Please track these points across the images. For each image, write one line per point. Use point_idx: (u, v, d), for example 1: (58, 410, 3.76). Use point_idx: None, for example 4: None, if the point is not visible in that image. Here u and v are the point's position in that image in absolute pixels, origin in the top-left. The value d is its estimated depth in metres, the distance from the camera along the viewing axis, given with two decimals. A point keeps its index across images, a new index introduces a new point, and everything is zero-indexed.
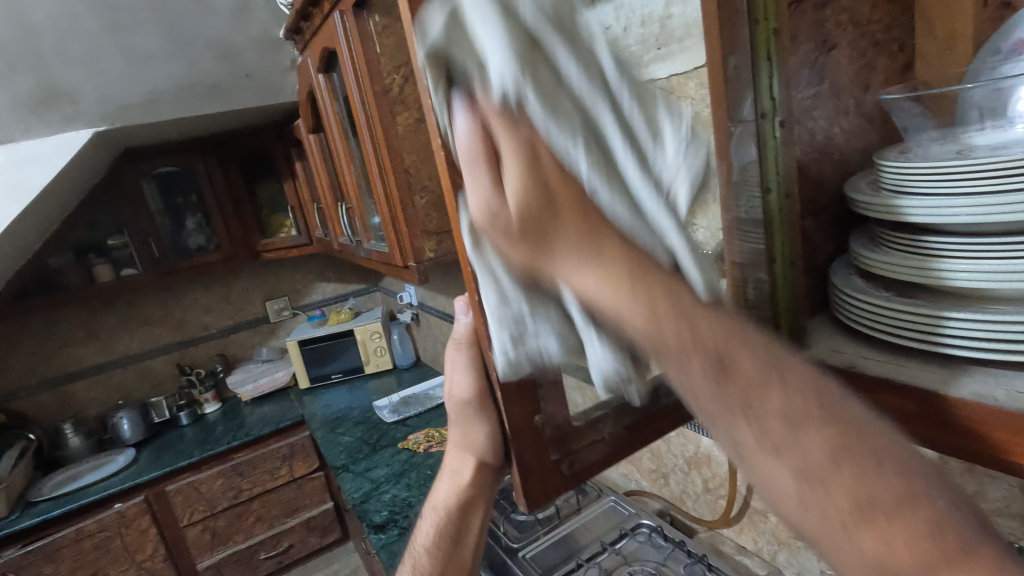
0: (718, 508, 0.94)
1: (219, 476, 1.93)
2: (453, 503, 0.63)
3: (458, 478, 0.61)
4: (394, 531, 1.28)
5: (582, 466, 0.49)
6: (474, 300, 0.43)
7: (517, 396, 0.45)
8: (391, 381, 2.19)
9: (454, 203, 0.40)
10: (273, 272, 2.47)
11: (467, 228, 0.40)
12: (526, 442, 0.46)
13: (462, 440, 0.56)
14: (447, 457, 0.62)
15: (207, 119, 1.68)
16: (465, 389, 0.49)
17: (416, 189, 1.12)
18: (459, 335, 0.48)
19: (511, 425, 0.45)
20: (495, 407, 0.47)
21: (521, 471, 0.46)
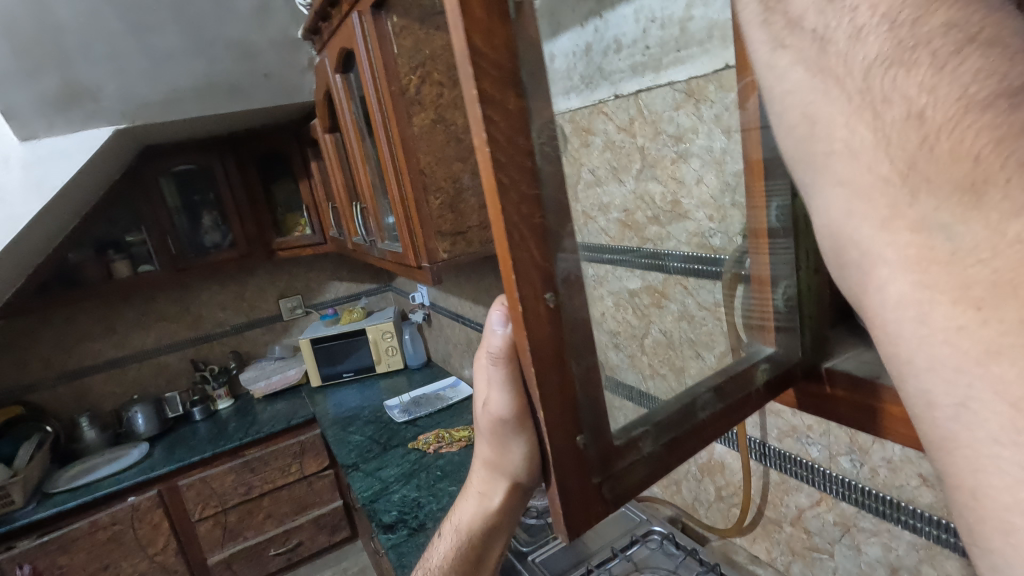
0: (731, 517, 0.93)
1: (231, 472, 1.95)
2: (477, 527, 0.59)
3: (487, 502, 0.57)
4: (403, 532, 1.28)
5: (620, 488, 0.49)
6: (519, 314, 0.40)
7: (562, 415, 0.44)
8: (402, 380, 2.20)
9: (498, 202, 0.38)
10: (288, 270, 2.49)
11: (513, 236, 0.39)
12: (570, 469, 0.45)
13: (489, 465, 0.54)
14: (476, 478, 0.58)
15: (227, 117, 1.69)
16: (502, 411, 0.46)
17: (431, 190, 1.12)
18: (495, 352, 0.45)
19: (555, 452, 0.44)
20: (537, 432, 0.45)
21: (565, 498, 0.45)
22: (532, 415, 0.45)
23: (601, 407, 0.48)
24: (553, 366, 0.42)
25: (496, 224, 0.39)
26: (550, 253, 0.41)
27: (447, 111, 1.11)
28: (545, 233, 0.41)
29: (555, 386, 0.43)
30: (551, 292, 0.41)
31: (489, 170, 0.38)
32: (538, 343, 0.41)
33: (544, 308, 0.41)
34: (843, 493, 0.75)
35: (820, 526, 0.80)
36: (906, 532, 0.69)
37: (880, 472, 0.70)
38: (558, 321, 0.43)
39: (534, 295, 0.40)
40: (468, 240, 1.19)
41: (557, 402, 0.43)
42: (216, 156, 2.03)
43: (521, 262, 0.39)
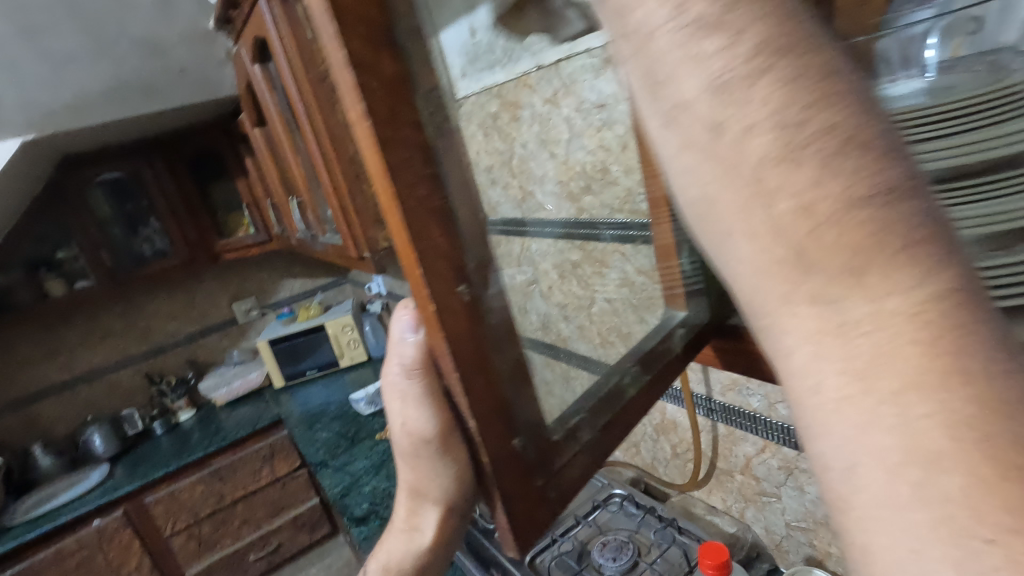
0: (687, 472, 0.96)
1: (199, 482, 1.91)
2: (407, 567, 0.51)
3: (417, 536, 0.49)
4: (374, 522, 1.28)
5: (565, 487, 0.43)
6: (432, 315, 0.32)
7: (494, 418, 0.37)
8: (367, 372, 2.18)
9: (389, 184, 0.30)
10: (237, 272, 2.42)
11: (414, 226, 0.31)
12: (510, 477, 0.38)
13: (416, 490, 0.45)
14: (401, 510, 0.50)
15: (147, 119, 1.60)
16: (424, 428, 0.38)
17: (363, 178, 1.10)
18: (408, 362, 0.37)
19: (492, 464, 0.36)
20: (466, 446, 0.37)
21: (508, 509, 0.38)
22: (457, 430, 0.37)
23: (533, 404, 0.42)
24: (479, 369, 0.35)
25: (389, 213, 0.31)
26: (461, 239, 0.34)
27: None
28: (449, 214, 0.33)
29: (481, 387, 0.35)
30: (465, 284, 0.34)
31: (372, 148, 0.30)
32: (460, 348, 0.33)
33: (460, 303, 0.33)
34: (783, 439, 0.77)
35: (766, 471, 0.83)
36: None
37: None
38: (477, 314, 0.35)
39: (447, 290, 0.32)
40: None
41: (488, 407, 0.36)
42: (144, 160, 1.93)
43: (427, 254, 0.31)
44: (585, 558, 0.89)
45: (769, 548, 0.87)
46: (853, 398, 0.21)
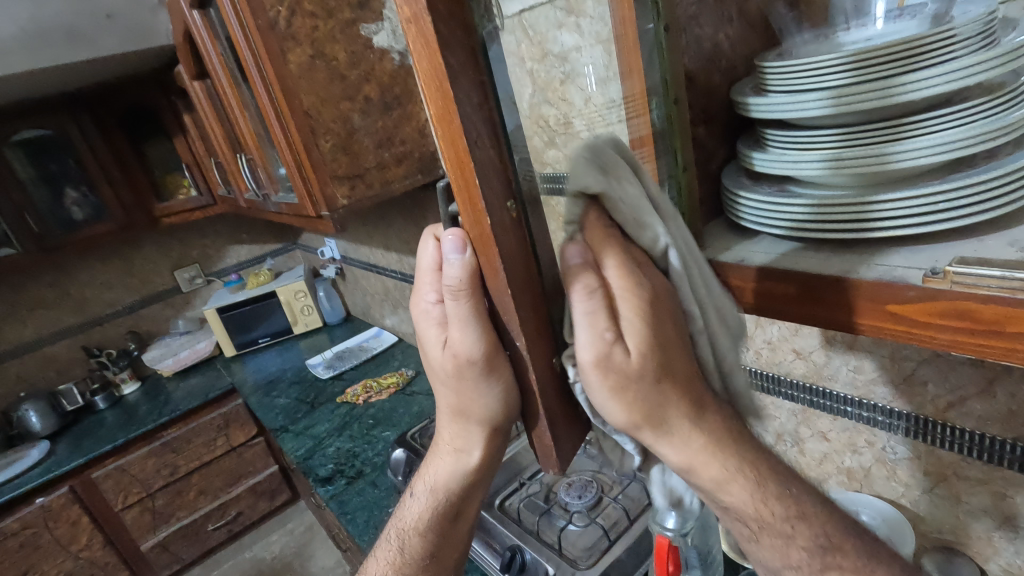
0: None
1: (150, 455, 1.85)
2: (452, 485, 0.58)
3: (464, 458, 0.55)
4: (341, 481, 1.29)
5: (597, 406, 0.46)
6: (487, 231, 0.34)
7: (538, 335, 0.39)
8: (323, 338, 2.15)
9: (449, 91, 0.30)
10: (178, 238, 2.30)
11: (469, 133, 0.31)
12: (552, 394, 0.41)
13: (458, 413, 0.50)
14: (447, 436, 0.55)
15: (71, 69, 1.48)
16: (470, 348, 0.41)
17: (319, 133, 1.07)
18: (453, 285, 0.38)
19: (539, 380, 0.39)
20: (512, 362, 0.41)
21: (552, 425, 0.41)
22: (504, 347, 0.40)
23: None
24: (525, 285, 0.37)
25: (443, 123, 0.32)
26: (507, 151, 0.34)
27: (326, 44, 1.04)
28: (497, 126, 0.33)
29: (530, 301, 0.37)
30: (512, 199, 0.35)
31: (432, 52, 0.30)
32: (509, 261, 0.35)
33: (510, 217, 0.35)
34: None
35: None
36: (786, 401, 0.77)
37: (763, 353, 0.77)
38: (524, 231, 0.36)
39: (498, 203, 0.34)
40: (367, 183, 1.15)
41: (533, 323, 0.38)
42: (70, 116, 1.78)
43: (481, 163, 0.32)
44: (552, 498, 0.94)
45: None
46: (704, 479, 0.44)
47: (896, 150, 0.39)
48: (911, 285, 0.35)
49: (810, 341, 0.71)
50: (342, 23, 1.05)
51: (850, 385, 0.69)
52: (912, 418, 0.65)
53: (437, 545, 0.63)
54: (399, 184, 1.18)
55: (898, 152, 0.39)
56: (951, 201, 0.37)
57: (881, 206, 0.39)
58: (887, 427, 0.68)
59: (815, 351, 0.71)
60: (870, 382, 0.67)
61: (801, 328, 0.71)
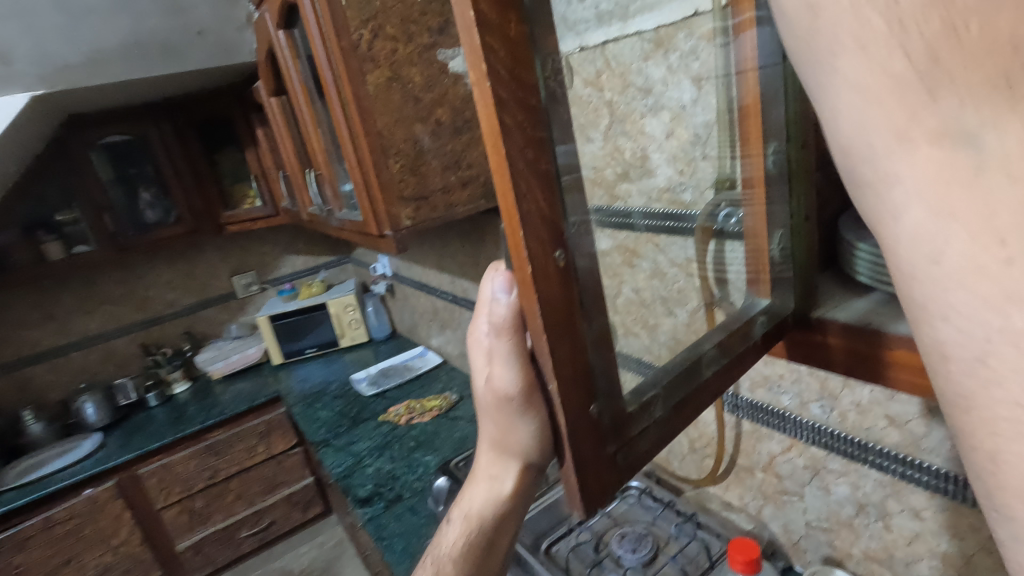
0: (705, 467, 0.94)
1: (194, 456, 1.88)
2: (488, 513, 0.51)
3: (498, 487, 0.50)
4: (379, 504, 1.26)
5: (636, 459, 0.43)
6: (527, 278, 0.33)
7: (574, 383, 0.37)
8: (368, 353, 2.16)
9: (501, 146, 0.31)
10: (239, 245, 2.37)
11: (519, 185, 0.32)
12: (586, 442, 0.39)
13: (497, 442, 0.47)
14: (484, 457, 0.51)
15: (159, 81, 1.56)
16: (505, 385, 0.39)
17: (390, 153, 1.07)
18: (499, 321, 0.37)
19: (569, 428, 0.37)
20: (545, 408, 0.38)
21: (579, 474, 0.38)
22: (539, 395, 0.38)
23: (613, 372, 0.42)
24: (569, 335, 0.36)
25: (496, 174, 0.32)
26: (558, 204, 0.34)
27: (403, 67, 1.05)
28: (553, 181, 0.34)
29: (565, 346, 0.36)
30: (560, 249, 0.35)
31: (489, 113, 0.31)
32: (549, 308, 0.35)
33: (555, 269, 0.35)
34: (813, 438, 0.76)
35: (790, 470, 0.81)
36: (874, 470, 0.71)
37: (849, 416, 0.71)
38: (568, 282, 0.36)
39: (543, 253, 0.34)
40: (432, 206, 1.14)
41: (569, 368, 0.37)
42: (152, 124, 1.88)
43: (529, 215, 0.32)
44: (603, 548, 0.88)
45: (785, 546, 0.86)
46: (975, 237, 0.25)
47: None
48: None
49: (908, 408, 0.65)
50: (420, 47, 1.06)
51: (953, 462, 0.63)
52: None
53: None
54: (462, 208, 1.17)
55: None
56: None
57: None
58: None
59: (912, 420, 0.65)
60: None
61: (897, 393, 0.66)
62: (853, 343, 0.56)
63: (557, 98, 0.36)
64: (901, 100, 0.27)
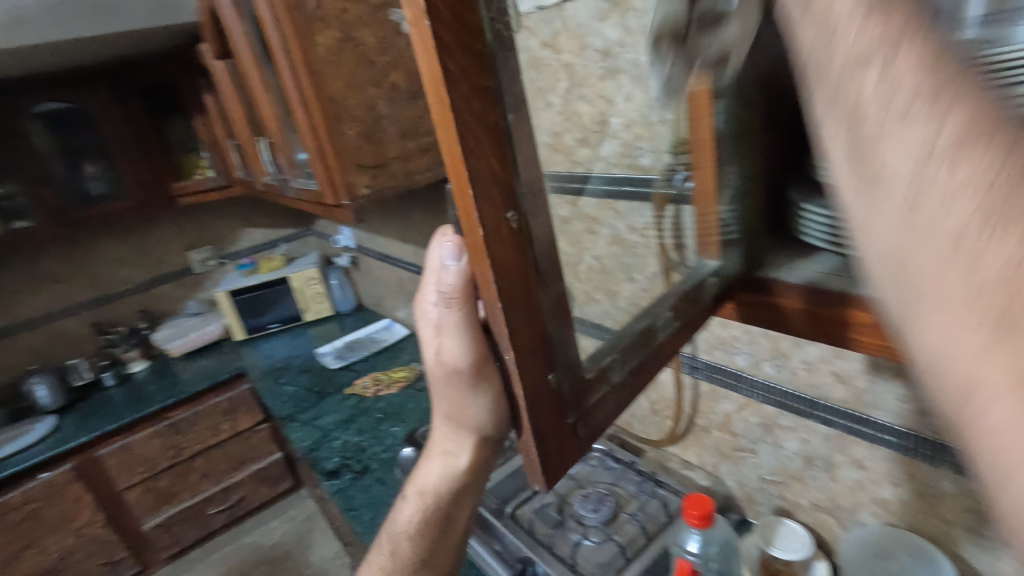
0: (665, 427, 0.97)
1: (156, 436, 1.84)
2: (443, 489, 0.54)
3: (454, 462, 0.52)
4: (347, 476, 1.26)
5: (596, 426, 0.44)
6: (480, 241, 0.33)
7: (533, 350, 0.37)
8: (333, 327, 2.13)
9: (446, 98, 0.30)
10: (193, 218, 2.28)
11: (467, 141, 0.31)
12: (546, 411, 0.39)
13: (453, 416, 0.48)
14: (439, 434, 0.53)
15: (94, 43, 1.46)
16: (458, 357, 0.40)
17: (344, 119, 1.04)
18: (448, 292, 0.37)
19: (528, 397, 0.37)
20: (502, 378, 0.38)
21: (540, 443, 0.39)
22: (492, 365, 0.39)
23: (570, 337, 0.42)
24: (524, 299, 0.36)
25: (443, 130, 0.31)
26: (510, 162, 0.34)
27: (355, 28, 1.01)
28: (503, 138, 0.33)
29: (522, 313, 0.35)
30: (512, 210, 0.34)
31: (431, 62, 0.29)
32: (504, 274, 0.34)
33: (508, 230, 0.34)
34: (764, 396, 0.79)
35: (745, 427, 0.84)
36: (820, 425, 0.74)
37: (799, 373, 0.73)
38: (523, 246, 0.35)
39: (494, 214, 0.33)
40: (390, 173, 1.12)
41: (527, 336, 0.36)
42: (91, 92, 1.77)
43: (478, 173, 0.31)
44: (566, 509, 0.91)
45: (740, 500, 0.89)
46: (992, 334, 0.22)
47: None
48: None
49: (854, 364, 0.67)
50: (373, 7, 1.02)
51: (895, 414, 0.66)
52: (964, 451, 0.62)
53: (428, 553, 0.55)
54: (422, 177, 1.15)
55: None
56: None
57: None
58: (931, 460, 0.64)
59: (858, 375, 0.68)
60: (918, 412, 0.64)
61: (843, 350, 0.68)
62: (807, 302, 0.58)
63: (508, 50, 0.34)
64: (903, 163, 0.25)
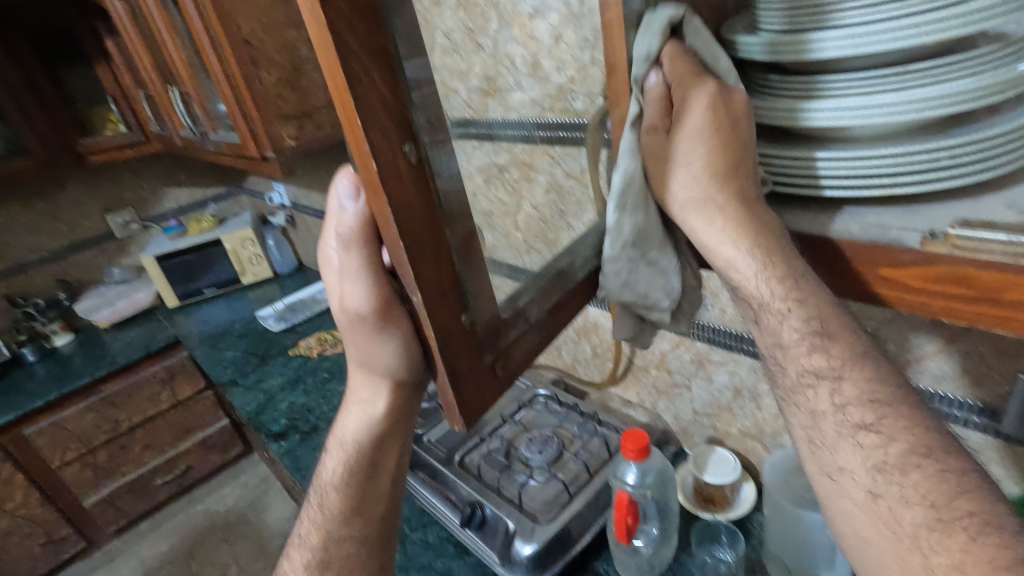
0: (605, 370, 1.00)
1: (89, 411, 1.75)
2: (364, 437, 0.54)
3: (370, 408, 0.53)
4: (295, 437, 1.25)
5: (515, 366, 0.43)
6: (374, 176, 0.31)
7: (442, 289, 0.36)
8: (273, 289, 2.06)
9: (321, 14, 0.27)
10: (109, 178, 2.12)
11: (350, 65, 0.28)
12: (459, 351, 0.38)
13: (365, 364, 0.48)
14: (354, 383, 0.53)
15: None
16: (360, 303, 0.39)
17: (261, 64, 0.96)
18: (346, 234, 0.37)
19: (438, 337, 0.36)
20: (411, 320, 0.37)
21: (454, 384, 0.38)
22: (396, 307, 0.38)
23: (484, 277, 0.41)
24: (429, 236, 0.34)
25: (323, 53, 0.28)
26: (404, 90, 0.31)
27: None
28: (392, 61, 0.30)
29: (425, 250, 0.34)
30: (409, 143, 0.32)
31: None
32: (404, 210, 0.32)
33: (405, 164, 0.32)
34: (698, 334, 0.82)
35: (679, 365, 0.88)
36: (747, 358, 0.77)
37: (727, 310, 0.76)
38: (424, 181, 0.33)
39: (389, 146, 0.31)
40: (317, 124, 1.06)
41: (434, 275, 0.35)
42: None
43: (366, 100, 0.29)
44: (511, 453, 0.93)
45: (676, 433, 0.94)
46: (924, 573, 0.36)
47: (874, 106, 0.39)
48: (909, 249, 0.39)
49: None
50: None
51: None
52: None
53: (358, 500, 0.56)
54: None
55: (875, 108, 0.39)
56: (921, 156, 0.40)
57: (836, 162, 0.42)
58: None
59: None
60: None
61: None
62: None
63: None
64: (851, 458, 0.41)
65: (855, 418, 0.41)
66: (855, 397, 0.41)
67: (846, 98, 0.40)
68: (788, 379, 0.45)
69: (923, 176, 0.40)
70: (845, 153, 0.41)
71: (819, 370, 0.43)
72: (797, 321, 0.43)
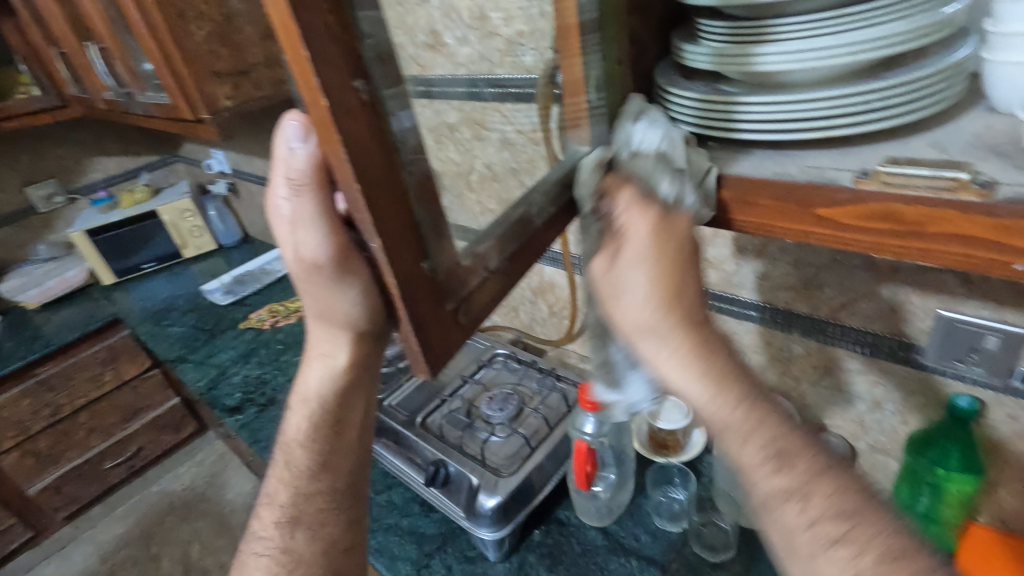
0: (563, 328, 1.02)
1: (25, 396, 1.66)
2: (325, 391, 0.54)
3: (331, 362, 0.52)
4: (251, 410, 1.22)
5: (477, 312, 0.43)
6: (325, 111, 0.30)
7: (400, 233, 0.35)
8: (218, 262, 1.97)
9: None
10: (25, 147, 1.95)
11: None
12: (421, 297, 0.38)
13: (323, 316, 0.47)
14: (312, 338, 0.52)
15: None
16: (319, 250, 0.39)
17: (189, 17, 0.90)
18: (299, 178, 0.36)
19: (399, 282, 0.36)
20: (371, 266, 0.37)
21: (418, 330, 0.38)
22: (353, 254, 0.38)
23: (444, 224, 0.41)
24: (386, 178, 0.34)
25: None
26: (352, 22, 0.30)
27: None
28: None
29: (383, 192, 0.33)
30: (360, 78, 0.31)
31: None
32: (358, 148, 0.31)
33: (357, 101, 0.31)
34: None
35: None
36: None
37: None
38: (377, 119, 0.32)
39: (340, 80, 0.30)
40: (255, 83, 1.01)
41: (392, 219, 0.35)
42: None
43: (312, 29, 0.28)
44: (473, 412, 0.95)
45: None
46: None
47: (819, 48, 0.40)
48: (845, 188, 0.41)
49: (723, 250, 0.73)
50: None
51: (757, 292, 0.73)
52: (810, 319, 0.70)
53: (322, 457, 0.57)
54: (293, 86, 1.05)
55: (820, 49, 0.40)
56: (860, 96, 0.41)
57: (787, 104, 0.43)
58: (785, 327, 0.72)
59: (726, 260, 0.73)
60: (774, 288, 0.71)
61: (714, 238, 0.73)
62: None
63: None
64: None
65: (827, 537, 0.39)
66: (816, 511, 0.40)
67: (790, 42, 0.41)
68: (760, 505, 0.42)
69: (866, 114, 0.42)
70: (787, 97, 0.43)
71: (781, 491, 0.41)
72: (753, 441, 0.42)
